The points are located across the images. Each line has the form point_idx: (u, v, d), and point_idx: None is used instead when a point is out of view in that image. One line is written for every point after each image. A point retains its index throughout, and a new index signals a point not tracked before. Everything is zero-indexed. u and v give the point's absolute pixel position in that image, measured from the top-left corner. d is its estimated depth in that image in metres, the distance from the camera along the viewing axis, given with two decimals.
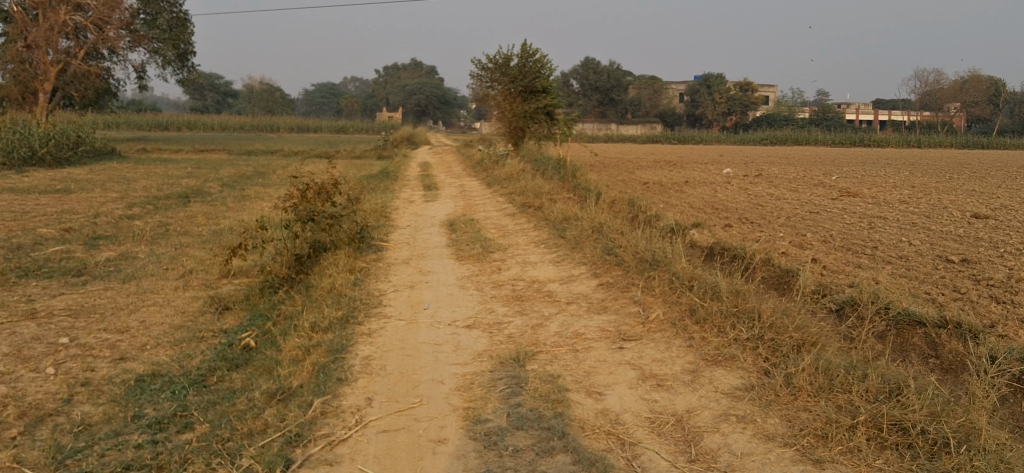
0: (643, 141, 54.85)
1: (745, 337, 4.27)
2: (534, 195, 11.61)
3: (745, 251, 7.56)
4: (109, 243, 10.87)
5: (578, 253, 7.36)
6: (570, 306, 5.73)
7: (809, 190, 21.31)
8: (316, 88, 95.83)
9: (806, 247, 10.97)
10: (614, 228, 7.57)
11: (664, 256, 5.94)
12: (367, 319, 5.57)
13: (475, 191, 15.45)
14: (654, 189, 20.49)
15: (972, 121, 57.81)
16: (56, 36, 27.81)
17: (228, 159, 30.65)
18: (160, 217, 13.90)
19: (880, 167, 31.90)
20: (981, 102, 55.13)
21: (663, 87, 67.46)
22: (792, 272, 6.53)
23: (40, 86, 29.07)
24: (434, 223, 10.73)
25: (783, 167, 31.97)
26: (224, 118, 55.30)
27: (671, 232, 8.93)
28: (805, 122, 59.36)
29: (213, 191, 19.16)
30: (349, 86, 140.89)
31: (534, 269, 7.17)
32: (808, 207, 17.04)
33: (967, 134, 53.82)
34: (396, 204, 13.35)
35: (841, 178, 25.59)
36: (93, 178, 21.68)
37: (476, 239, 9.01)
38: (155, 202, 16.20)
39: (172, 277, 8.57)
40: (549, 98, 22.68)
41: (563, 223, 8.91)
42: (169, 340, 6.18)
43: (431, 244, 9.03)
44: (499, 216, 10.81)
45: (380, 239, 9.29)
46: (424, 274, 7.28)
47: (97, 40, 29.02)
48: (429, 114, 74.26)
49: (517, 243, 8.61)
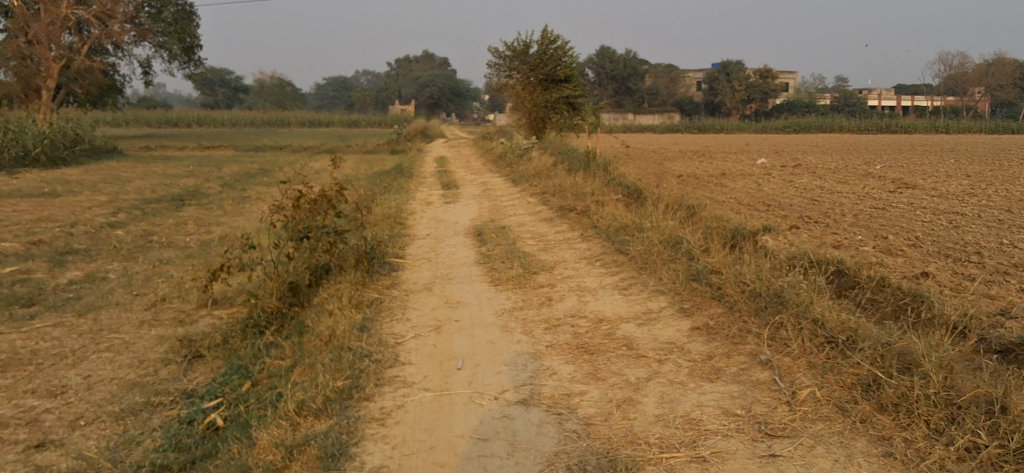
0: (662, 131, 52.97)
1: (994, 451, 2.69)
2: (575, 195, 9.94)
3: (851, 263, 5.88)
4: (80, 259, 9.28)
5: (651, 278, 5.72)
6: (665, 364, 4.06)
7: (858, 181, 19.52)
8: (328, 81, 94.37)
9: (894, 253, 9.25)
10: (692, 242, 5.91)
11: (791, 292, 4.29)
12: (379, 392, 3.91)
13: (499, 190, 13.85)
14: (691, 182, 18.77)
15: (998, 106, 55.49)
16: (57, 31, 26.43)
17: (234, 156, 29.17)
18: (148, 224, 12.32)
19: (919, 153, 30.01)
20: (1007, 85, 52.82)
21: (680, 76, 65.48)
22: (923, 294, 4.86)
23: (43, 83, 27.58)
24: (458, 231, 9.08)
25: (817, 156, 30.08)
26: (235, 113, 53.95)
27: (746, 237, 7.25)
28: (826, 109, 57.24)
29: (213, 192, 17.59)
30: (363, 81, 139.39)
31: (596, 300, 5.50)
32: (866, 202, 15.22)
33: (995, 117, 51.60)
34: (412, 207, 11.74)
35: (885, 167, 23.72)
36: (86, 179, 20.19)
37: (512, 253, 7.36)
38: (146, 207, 14.64)
39: (140, 308, 6.92)
40: (572, 86, 20.99)
41: (617, 235, 7.25)
42: (110, 410, 4.52)
43: (457, 261, 7.37)
44: (533, 223, 9.16)
45: (396, 256, 7.64)
46: (452, 307, 5.63)
47: (101, 35, 27.54)
48: (443, 107, 72.50)
49: (563, 260, 6.96)
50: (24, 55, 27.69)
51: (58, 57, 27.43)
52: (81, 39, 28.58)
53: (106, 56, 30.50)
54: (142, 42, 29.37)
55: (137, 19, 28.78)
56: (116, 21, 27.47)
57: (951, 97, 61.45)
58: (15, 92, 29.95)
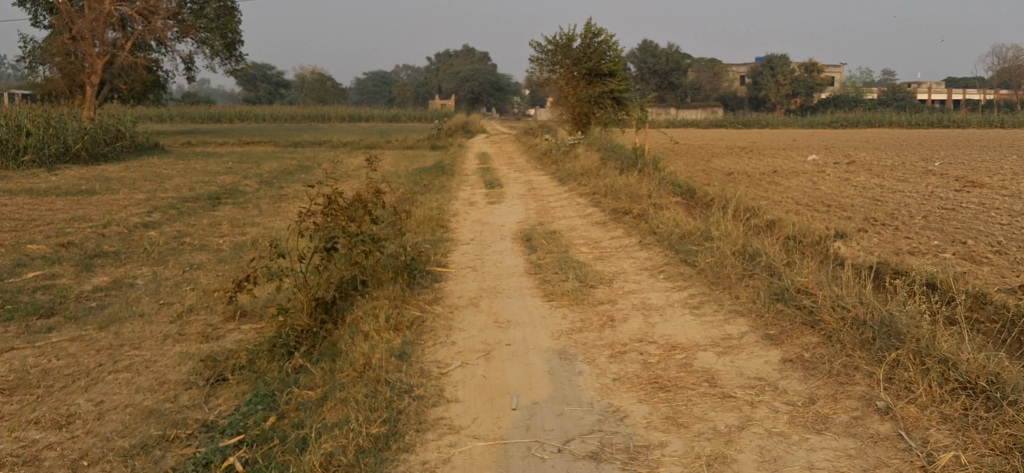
0: (706, 126, 51.96)
1: None
2: (629, 197, 9.29)
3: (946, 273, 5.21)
4: (108, 263, 8.83)
5: (728, 295, 5.09)
6: (759, 408, 3.42)
7: (919, 179, 18.61)
8: (369, 77, 94.28)
9: (977, 258, 8.48)
10: (773, 254, 5.25)
11: (904, 322, 3.64)
12: (423, 440, 3.34)
13: (545, 189, 13.25)
14: (743, 180, 18.03)
15: None
16: (101, 27, 26.33)
17: (274, 152, 28.83)
18: (182, 225, 11.91)
19: (977, 149, 28.84)
20: None
21: (724, 69, 64.19)
22: None
23: (88, 80, 27.54)
24: (505, 236, 8.50)
25: (871, 152, 29.06)
26: (277, 109, 53.92)
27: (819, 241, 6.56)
28: (874, 104, 55.74)
29: (251, 190, 17.21)
30: (404, 76, 139.30)
31: (665, 322, 4.86)
32: (931, 202, 14.35)
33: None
34: (455, 207, 11.20)
35: (945, 164, 22.70)
36: (124, 176, 19.95)
37: (565, 263, 6.75)
38: (183, 205, 14.26)
39: (164, 321, 6.42)
40: (617, 81, 20.29)
41: (680, 243, 6.61)
42: (118, 447, 4.00)
43: (505, 272, 6.77)
44: (585, 226, 8.56)
45: (439, 265, 7.07)
46: (502, 327, 5.05)
47: (144, 32, 27.40)
48: (484, 102, 71.97)
49: (623, 271, 6.34)
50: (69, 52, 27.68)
51: (102, 53, 27.34)
52: (125, 35, 28.44)
53: (149, 52, 30.38)
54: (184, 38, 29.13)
55: (179, 15, 28.55)
56: (159, 18, 27.30)
57: (1005, 91, 59.48)
58: (60, 88, 29.96)
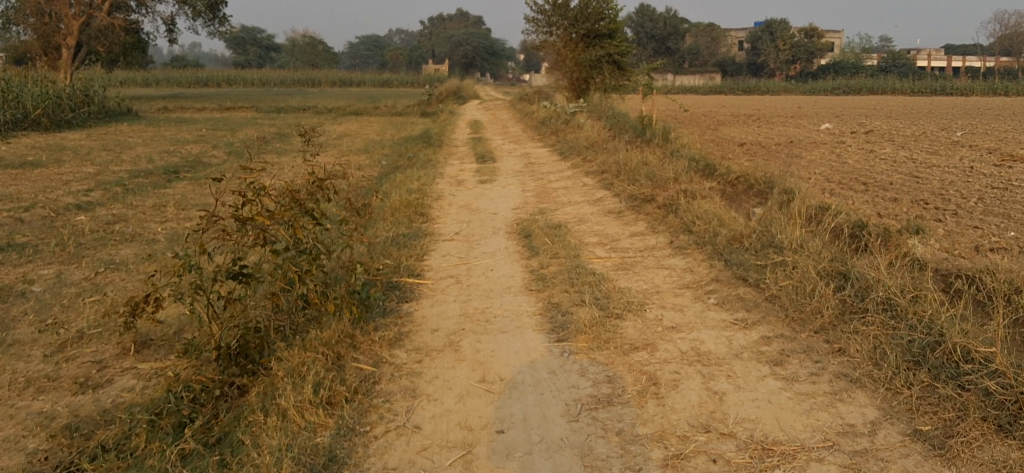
0: (706, 92, 50.10)
1: None
2: (649, 180, 7.63)
3: None
4: (7, 261, 7.12)
5: (825, 347, 3.47)
6: None
7: (950, 151, 16.90)
8: (360, 40, 91.51)
9: None
10: (886, 276, 3.62)
11: None
12: None
13: (543, 165, 11.59)
14: (758, 151, 16.37)
15: None
16: None
17: (253, 119, 27.03)
18: (122, 207, 10.20)
19: (992, 118, 27.21)
20: None
21: (722, 34, 62.21)
22: None
23: (63, 42, 25.66)
24: (498, 230, 6.86)
25: (884, 120, 27.31)
26: (264, 73, 51.75)
27: (906, 241, 4.91)
28: (875, 70, 53.81)
29: (216, 162, 15.43)
30: (397, 41, 136.52)
31: (737, 391, 3.21)
32: (973, 179, 12.71)
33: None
34: (439, 188, 9.53)
35: (968, 134, 21.02)
36: (83, 146, 18.15)
37: (575, 273, 5.08)
38: (132, 182, 12.50)
39: (39, 354, 4.74)
40: (618, 43, 18.45)
41: (729, 254, 4.95)
42: None
43: (497, 286, 5.11)
44: (598, 218, 6.90)
45: (411, 275, 5.39)
46: (491, 393, 3.41)
47: None
48: (477, 67, 69.76)
49: (657, 291, 4.68)
50: (42, 11, 25.77)
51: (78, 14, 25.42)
52: None
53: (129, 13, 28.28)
54: None
55: None
56: None
57: (1007, 57, 57.56)
58: (33, 51, 28.07)
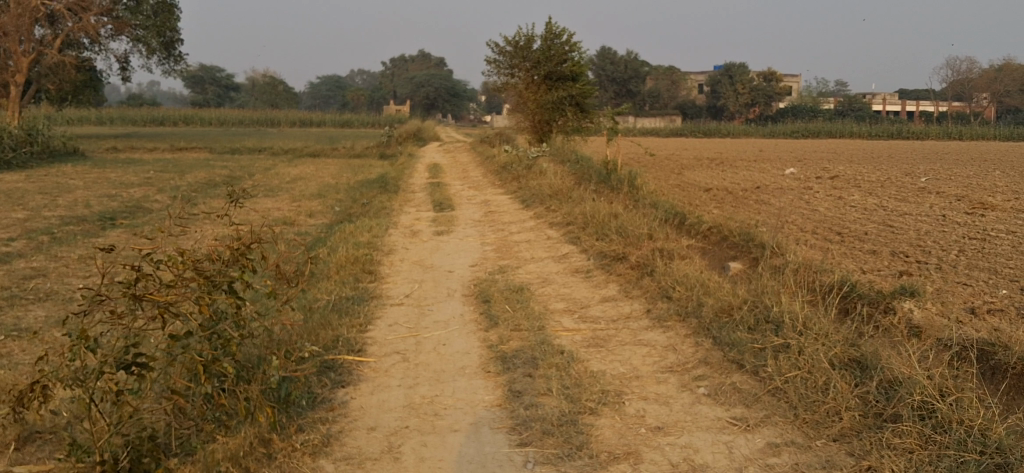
0: (666, 135, 50.04)
1: None
2: (619, 234, 7.01)
3: None
4: None
5: (850, 462, 2.85)
6: None
7: (918, 198, 16.53)
8: (320, 79, 90.51)
9: None
10: (917, 374, 3.04)
11: None
12: None
13: (504, 213, 10.96)
14: (725, 198, 15.89)
15: (1005, 113, 52.22)
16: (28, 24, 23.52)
17: (206, 160, 26.11)
18: (46, 259, 9.32)
19: (952, 162, 27.15)
20: (1014, 92, 49.61)
21: (682, 78, 62.49)
22: None
23: (10, 80, 24.65)
24: (453, 292, 6.16)
25: (846, 164, 27.10)
26: (221, 112, 50.74)
27: (914, 313, 4.34)
28: (833, 114, 54.20)
29: (158, 208, 14.56)
30: (357, 80, 136.04)
31: None
32: (947, 228, 12.27)
33: (1009, 120, 48.46)
34: (392, 240, 8.83)
35: (932, 180, 20.78)
36: (20, 188, 17.17)
37: (541, 351, 4.40)
38: (63, 229, 11.63)
39: None
40: (580, 85, 17.94)
41: (717, 332, 4.32)
42: None
43: (451, 366, 4.41)
44: (564, 278, 6.25)
45: (352, 352, 4.66)
46: None
47: (75, 29, 24.55)
48: (438, 107, 69.29)
49: (636, 375, 4.01)
50: None
51: (27, 51, 24.44)
52: (54, 33, 25.46)
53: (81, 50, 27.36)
54: (119, 36, 26.13)
55: (114, 11, 25.47)
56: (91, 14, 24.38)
57: (959, 102, 58.33)
58: None
